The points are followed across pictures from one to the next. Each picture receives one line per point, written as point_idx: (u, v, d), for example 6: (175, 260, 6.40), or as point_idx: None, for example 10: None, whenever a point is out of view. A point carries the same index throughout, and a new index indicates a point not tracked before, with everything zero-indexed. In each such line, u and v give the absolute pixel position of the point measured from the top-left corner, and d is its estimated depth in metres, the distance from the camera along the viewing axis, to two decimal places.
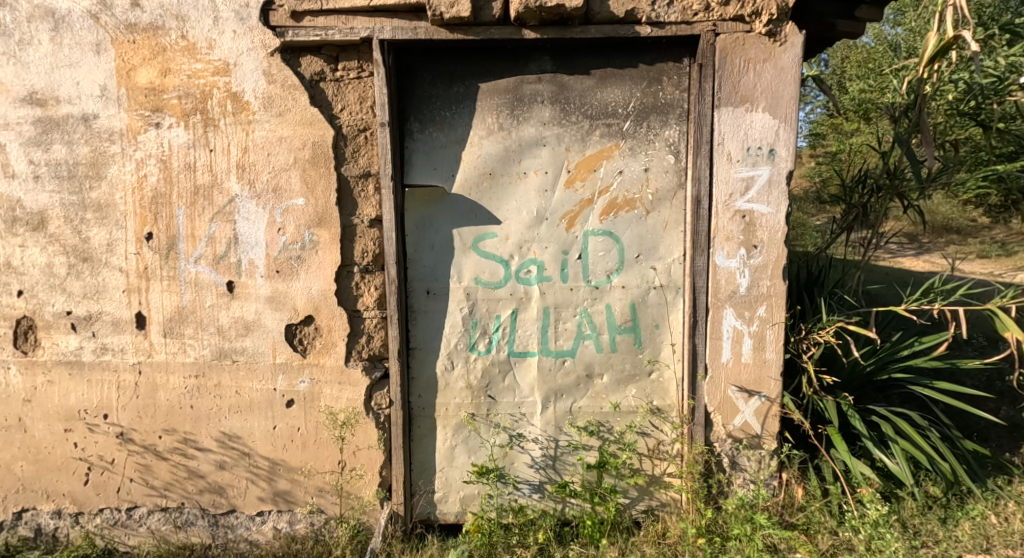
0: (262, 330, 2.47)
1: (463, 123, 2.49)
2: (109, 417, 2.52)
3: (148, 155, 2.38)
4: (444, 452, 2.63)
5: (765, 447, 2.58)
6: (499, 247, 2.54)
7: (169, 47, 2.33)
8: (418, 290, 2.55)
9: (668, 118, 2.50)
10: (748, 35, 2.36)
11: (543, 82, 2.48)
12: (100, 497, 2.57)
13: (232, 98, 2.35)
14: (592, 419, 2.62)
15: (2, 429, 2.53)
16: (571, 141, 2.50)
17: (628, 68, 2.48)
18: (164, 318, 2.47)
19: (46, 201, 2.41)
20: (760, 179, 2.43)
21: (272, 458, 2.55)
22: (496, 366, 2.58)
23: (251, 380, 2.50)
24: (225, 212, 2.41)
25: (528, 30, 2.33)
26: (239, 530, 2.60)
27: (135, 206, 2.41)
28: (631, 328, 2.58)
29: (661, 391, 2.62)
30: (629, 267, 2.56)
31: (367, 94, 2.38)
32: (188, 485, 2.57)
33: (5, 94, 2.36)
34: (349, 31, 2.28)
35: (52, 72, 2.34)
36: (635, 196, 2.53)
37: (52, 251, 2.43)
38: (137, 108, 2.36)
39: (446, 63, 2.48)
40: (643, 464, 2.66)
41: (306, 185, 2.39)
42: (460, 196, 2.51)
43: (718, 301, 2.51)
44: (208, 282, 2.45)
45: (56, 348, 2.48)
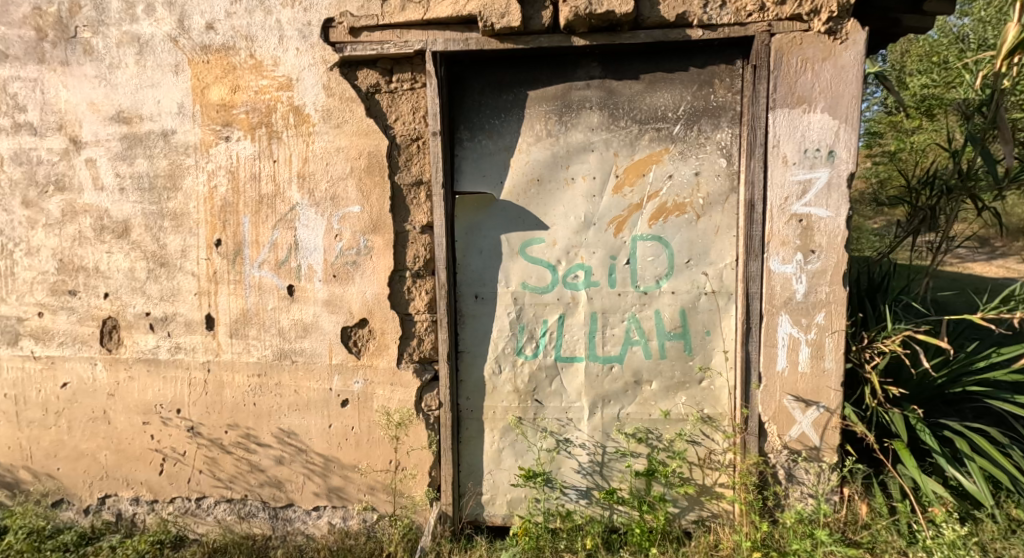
0: (320, 332, 2.59)
1: (512, 130, 2.53)
2: (181, 411, 2.69)
3: (218, 167, 2.54)
4: (492, 455, 2.67)
5: (825, 460, 2.49)
6: (546, 252, 2.56)
7: (239, 66, 2.48)
8: (466, 294, 2.61)
9: (720, 121, 2.46)
10: (805, 34, 2.30)
11: (592, 88, 2.50)
12: (173, 486, 2.75)
13: (294, 112, 2.48)
14: (640, 425, 2.60)
15: (88, 420, 2.74)
16: (619, 146, 2.50)
17: (678, 72, 2.46)
18: (231, 319, 2.62)
19: (130, 211, 2.61)
20: (819, 182, 2.36)
21: (327, 455, 2.66)
22: (544, 370, 2.60)
23: (309, 379, 2.62)
24: (286, 219, 2.54)
25: (577, 37, 2.35)
26: (297, 524, 2.72)
27: (206, 214, 2.57)
28: (681, 334, 2.55)
29: (712, 399, 2.57)
30: (678, 272, 2.52)
31: (420, 105, 2.46)
32: (250, 478, 2.71)
33: (96, 113, 2.57)
34: (403, 45, 2.38)
35: (136, 92, 2.54)
36: (685, 200, 2.50)
37: (134, 257, 2.63)
38: (209, 123, 2.53)
39: (496, 72, 2.53)
40: (694, 473, 2.61)
41: (362, 193, 2.50)
42: (509, 202, 2.55)
43: (773, 307, 2.44)
44: (271, 286, 2.58)
45: (136, 346, 2.68)
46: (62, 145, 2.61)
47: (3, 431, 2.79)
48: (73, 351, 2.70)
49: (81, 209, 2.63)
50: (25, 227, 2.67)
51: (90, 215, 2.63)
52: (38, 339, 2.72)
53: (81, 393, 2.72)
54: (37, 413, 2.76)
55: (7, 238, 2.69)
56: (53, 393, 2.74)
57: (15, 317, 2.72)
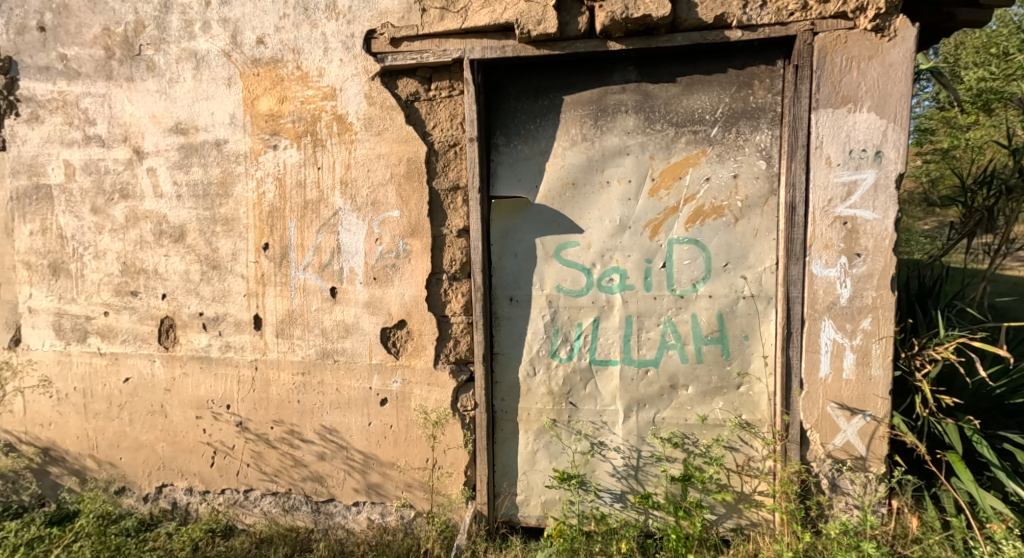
0: (361, 332, 2.67)
1: (547, 135, 2.57)
2: (230, 407, 2.82)
3: (266, 174, 2.66)
4: (527, 456, 2.70)
5: (872, 470, 2.41)
6: (581, 255, 2.57)
7: (286, 77, 2.60)
8: (501, 297, 2.65)
9: (759, 123, 2.43)
10: (850, 32, 2.25)
11: (628, 92, 2.50)
12: (223, 478, 2.88)
13: (338, 120, 2.58)
14: (676, 430, 2.58)
15: (147, 414, 2.90)
16: (656, 149, 2.50)
17: (716, 74, 2.44)
18: (277, 319, 2.73)
19: (185, 216, 2.76)
20: (865, 183, 2.30)
21: (367, 452, 2.74)
22: (578, 373, 2.61)
23: (350, 378, 2.71)
24: (329, 224, 2.64)
25: (613, 42, 2.37)
26: (338, 518, 2.81)
27: (255, 219, 2.70)
28: (718, 338, 2.52)
29: (751, 405, 2.53)
30: (716, 275, 2.50)
31: (458, 112, 2.53)
32: (294, 472, 2.82)
33: (157, 125, 2.73)
34: (442, 53, 2.45)
35: (193, 105, 2.69)
36: (723, 203, 2.47)
37: (190, 259, 2.78)
38: (259, 132, 2.65)
39: (532, 78, 2.57)
40: (732, 480, 2.58)
41: (401, 198, 2.57)
42: (544, 206, 2.58)
43: (815, 312, 2.39)
44: (314, 288, 2.68)
45: (190, 344, 2.82)
46: (126, 155, 2.78)
47: (71, 422, 2.97)
48: (135, 348, 2.87)
49: (143, 215, 2.80)
50: (93, 232, 2.84)
51: (150, 221, 2.79)
52: (104, 337, 2.89)
53: (141, 387, 2.89)
54: (102, 406, 2.93)
55: (77, 242, 2.86)
56: (116, 387, 2.91)
57: (83, 316, 2.89)
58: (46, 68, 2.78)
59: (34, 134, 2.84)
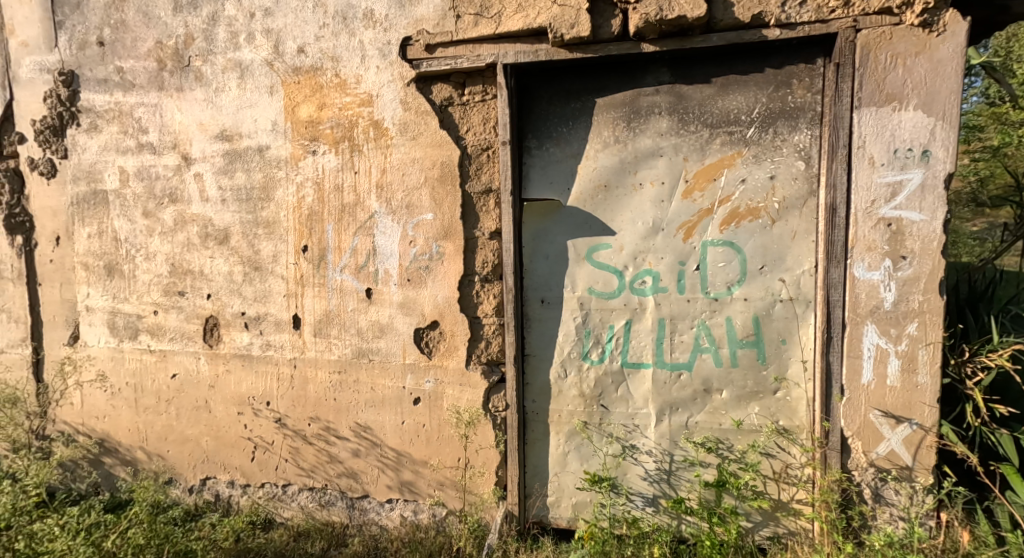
0: (395, 332, 2.73)
1: (579, 137, 2.57)
2: (270, 404, 2.92)
3: (306, 179, 2.75)
4: (558, 458, 2.70)
5: (918, 481, 2.32)
6: (613, 257, 2.57)
7: (325, 85, 2.68)
8: (533, 299, 2.66)
9: (797, 123, 2.38)
10: (896, 28, 2.18)
11: (661, 93, 2.49)
12: (263, 472, 2.98)
13: (374, 126, 2.65)
14: (710, 435, 2.54)
15: (193, 409, 3.02)
16: (689, 151, 2.47)
17: (752, 73, 2.41)
18: (315, 319, 2.81)
19: (230, 220, 2.86)
20: (911, 183, 2.23)
21: (400, 450, 2.79)
22: (610, 376, 2.60)
23: (385, 378, 2.76)
24: (366, 226, 2.71)
25: (647, 43, 2.36)
26: (372, 514, 2.87)
27: (295, 222, 2.79)
28: (754, 342, 2.47)
29: (788, 410, 2.48)
30: (752, 278, 2.46)
31: (491, 116, 2.56)
32: (330, 469, 2.89)
33: (204, 132, 2.85)
34: (476, 59, 2.49)
35: (238, 112, 2.80)
36: (759, 204, 2.43)
37: (233, 261, 2.88)
38: (299, 138, 2.74)
39: (565, 81, 2.58)
40: (768, 487, 2.52)
41: (435, 201, 2.62)
42: (576, 208, 2.58)
43: (857, 316, 2.33)
44: (351, 289, 2.75)
45: (233, 343, 2.93)
46: (175, 162, 2.91)
47: (123, 415, 3.12)
48: (182, 346, 2.99)
49: (190, 218, 2.91)
50: (144, 235, 2.98)
51: (196, 224, 2.91)
52: (153, 335, 3.03)
53: (187, 383, 3.01)
54: (151, 400, 3.07)
55: (130, 244, 3.01)
56: (164, 383, 3.04)
57: (135, 315, 3.04)
58: (104, 81, 2.95)
59: (93, 143, 3.00)
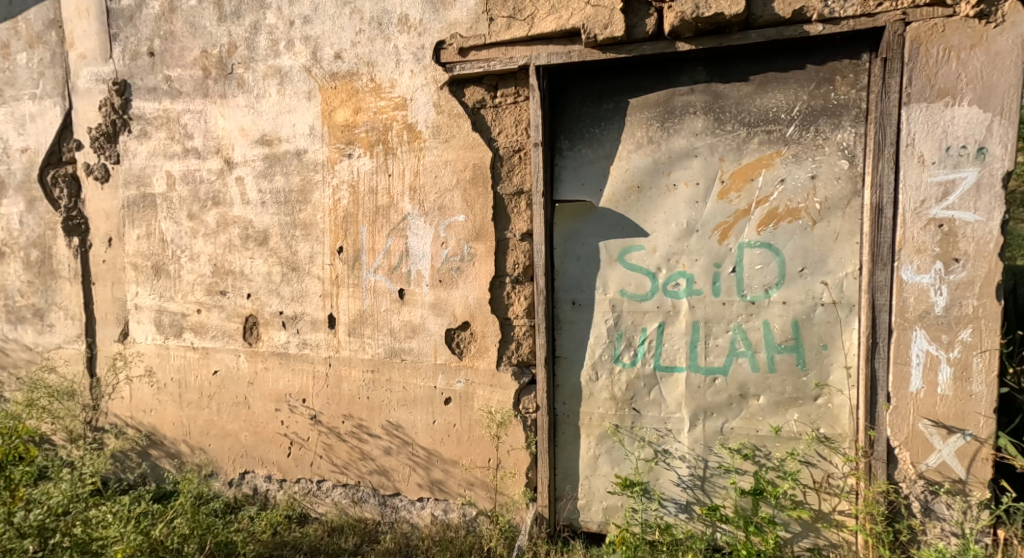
0: (426, 333, 2.76)
1: (612, 138, 2.55)
2: (306, 401, 2.99)
3: (342, 181, 2.81)
4: (589, 461, 2.67)
5: (973, 495, 2.20)
6: (646, 259, 2.53)
7: (361, 89, 2.74)
8: (564, 301, 2.64)
9: (840, 120, 2.30)
10: (949, 20, 2.09)
11: (696, 92, 2.44)
12: (298, 468, 3.06)
13: (408, 129, 2.69)
14: (746, 441, 2.48)
15: (233, 404, 3.12)
16: (726, 150, 2.42)
17: (793, 70, 2.34)
18: (350, 319, 2.87)
19: (269, 222, 2.95)
20: (965, 182, 2.12)
21: (431, 449, 2.82)
22: (642, 379, 2.57)
23: (416, 378, 2.80)
24: (399, 228, 2.75)
25: (682, 42, 2.33)
26: (403, 512, 2.91)
27: (331, 223, 2.85)
28: (793, 347, 2.40)
29: (829, 418, 2.39)
30: (791, 281, 2.38)
31: (523, 117, 2.57)
32: (363, 466, 2.94)
33: (245, 137, 2.95)
34: (508, 61, 2.50)
35: (277, 117, 2.89)
36: (800, 205, 2.36)
37: (272, 262, 2.97)
38: (335, 142, 2.81)
39: (598, 81, 2.56)
40: (808, 497, 2.44)
41: (467, 203, 2.64)
42: (608, 209, 2.56)
43: (905, 321, 2.23)
44: (384, 289, 2.80)
45: (271, 341, 3.02)
46: (218, 166, 3.01)
47: (168, 409, 3.25)
48: (223, 343, 3.10)
49: (232, 221, 3.02)
50: (189, 236, 3.10)
51: (238, 226, 3.01)
52: (196, 333, 3.14)
53: (228, 379, 3.11)
54: (194, 396, 3.18)
55: (175, 246, 3.13)
56: (206, 379, 3.15)
57: (180, 313, 3.16)
58: (153, 89, 3.08)
59: (143, 148, 3.14)
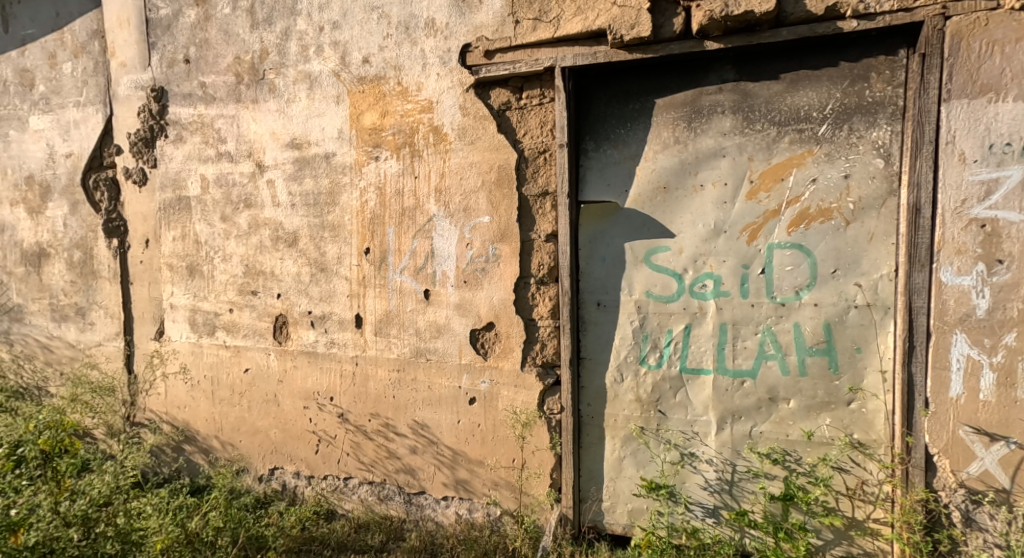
0: (451, 333, 2.78)
1: (638, 138, 2.53)
2: (333, 399, 3.04)
3: (369, 184, 2.85)
4: (613, 463, 2.65)
5: (1018, 506, 2.11)
6: (672, 260, 2.50)
7: (388, 93, 2.78)
8: (589, 302, 2.63)
9: (876, 118, 2.24)
10: (992, 14, 2.02)
11: (725, 92, 2.41)
12: (326, 465, 3.11)
13: (434, 131, 2.72)
14: (776, 445, 2.43)
15: (263, 402, 3.19)
16: (755, 150, 2.38)
17: (825, 68, 2.29)
18: (376, 319, 2.91)
19: (299, 223, 3.02)
20: (1008, 181, 2.05)
21: (455, 448, 2.83)
22: (668, 381, 2.54)
23: (442, 377, 2.82)
24: (425, 229, 2.78)
25: (710, 41, 2.30)
26: (428, 510, 2.93)
27: (358, 225, 2.90)
28: (825, 350, 2.34)
29: (864, 424, 2.32)
30: (823, 282, 2.32)
31: (548, 119, 2.57)
32: (389, 464, 2.97)
33: (276, 141, 3.02)
34: (534, 62, 2.50)
35: (307, 121, 2.95)
36: (832, 205, 2.30)
37: (301, 263, 3.03)
38: (363, 145, 2.85)
39: (623, 82, 2.54)
40: (841, 504, 2.38)
41: (492, 204, 2.65)
42: (634, 210, 2.54)
43: (944, 324, 2.16)
44: (410, 290, 2.83)
45: (300, 340, 3.08)
46: (250, 169, 3.09)
47: (201, 406, 3.34)
48: (254, 342, 3.17)
49: (263, 222, 3.09)
50: (222, 237, 3.19)
51: (268, 228, 3.08)
52: (229, 332, 3.22)
53: (258, 377, 3.18)
54: (226, 393, 3.27)
55: (209, 247, 3.22)
56: (238, 376, 3.23)
57: (213, 312, 3.25)
58: (189, 95, 3.18)
59: (179, 152, 3.24)
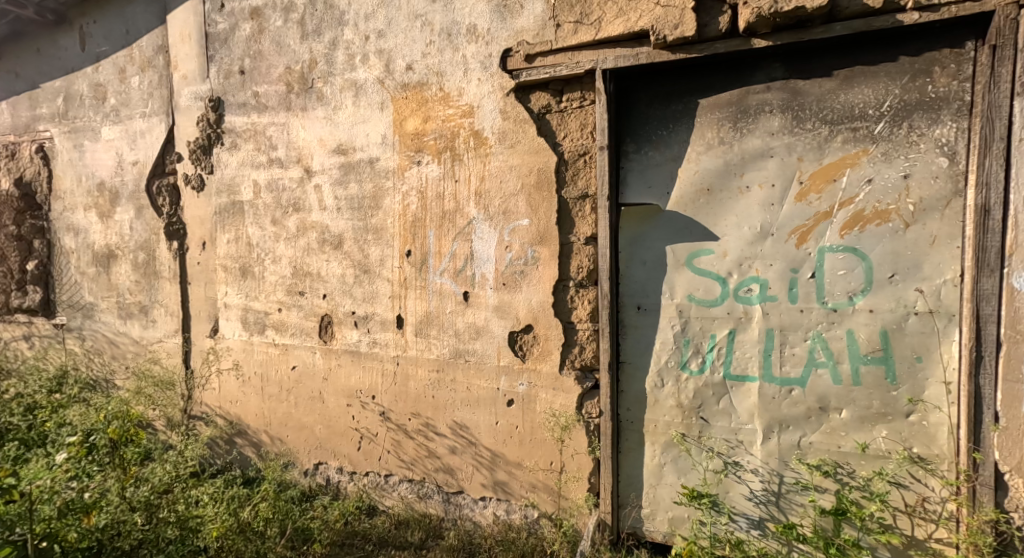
0: (490, 335, 2.80)
1: (681, 140, 2.48)
2: (375, 398, 3.12)
3: (411, 188, 2.92)
4: (653, 469, 2.61)
5: None
6: (716, 264, 2.44)
7: (430, 99, 2.84)
8: (629, 305, 2.60)
9: (939, 115, 2.13)
10: None
11: (773, 90, 2.34)
12: (368, 462, 3.19)
13: (474, 135, 2.76)
14: (827, 457, 2.33)
15: (309, 398, 3.30)
16: (805, 150, 2.30)
17: (883, 63, 2.19)
18: (417, 320, 2.97)
19: (344, 226, 3.11)
20: None
21: (493, 449, 2.85)
22: (711, 388, 2.47)
23: (480, 378, 2.85)
24: (464, 232, 2.82)
25: (758, 39, 2.24)
26: (466, 510, 2.96)
27: (400, 228, 2.97)
28: (881, 358, 2.23)
29: (925, 437, 2.20)
30: (879, 288, 2.22)
31: (588, 121, 2.56)
32: (428, 463, 3.02)
33: (323, 147, 3.13)
34: (575, 65, 2.50)
35: (352, 127, 3.04)
36: (889, 206, 2.19)
37: (345, 264, 3.13)
38: (405, 150, 2.92)
39: (666, 82, 2.50)
40: (899, 521, 2.26)
41: (531, 207, 2.66)
42: (676, 213, 2.49)
43: (1017, 334, 2.03)
44: (449, 292, 2.87)
45: (345, 340, 3.17)
46: (299, 174, 3.21)
47: (252, 401, 3.49)
48: (301, 341, 3.29)
49: (310, 225, 3.20)
50: (272, 240, 3.32)
51: (316, 231, 3.19)
52: (278, 330, 3.36)
53: (305, 375, 3.30)
54: (274, 389, 3.40)
55: (260, 249, 3.37)
56: (285, 374, 3.36)
57: (263, 312, 3.39)
58: (243, 104, 3.34)
59: (233, 159, 3.41)
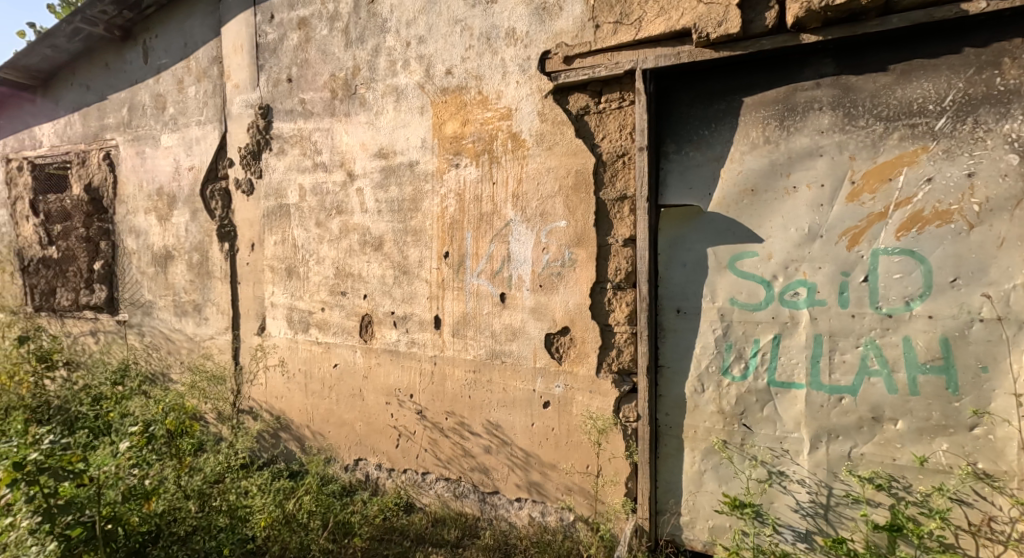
0: (526, 336, 2.80)
1: (724, 139, 2.42)
2: (413, 396, 3.17)
3: (449, 190, 2.96)
4: (693, 476, 2.55)
5: None
6: (760, 266, 2.37)
7: (469, 102, 2.87)
8: (668, 308, 2.55)
9: (1008, 109, 2.00)
10: None
11: (823, 87, 2.25)
12: (405, 459, 3.25)
13: (512, 137, 2.77)
14: (880, 470, 2.22)
15: (350, 395, 3.39)
16: (857, 149, 2.20)
17: (945, 55, 2.07)
18: (454, 321, 3.00)
19: (384, 228, 3.18)
20: None
21: (529, 450, 2.85)
22: (754, 394, 2.40)
23: (516, 380, 2.85)
24: (501, 234, 2.83)
25: (807, 34, 2.16)
26: (501, 510, 2.97)
27: (438, 229, 3.01)
28: (941, 367, 2.11)
29: (990, 452, 2.06)
30: (939, 292, 2.10)
31: (627, 122, 2.54)
32: (464, 462, 3.05)
33: (365, 151, 3.21)
34: (614, 66, 2.47)
35: (393, 132, 3.11)
36: (951, 206, 2.07)
37: (385, 265, 3.20)
38: (444, 152, 2.96)
39: (709, 81, 2.44)
40: (961, 540, 2.13)
41: (568, 209, 2.65)
42: (718, 214, 2.43)
43: None
44: (486, 293, 2.89)
45: (384, 339, 3.24)
46: (342, 178, 3.31)
47: (296, 397, 3.61)
48: (343, 339, 3.38)
49: (352, 227, 3.29)
50: (317, 242, 3.43)
51: (357, 233, 3.28)
52: (321, 329, 3.46)
53: (346, 372, 3.39)
54: (317, 386, 3.51)
55: (305, 250, 3.48)
56: (328, 371, 3.46)
57: (308, 311, 3.51)
58: (291, 111, 3.47)
59: (281, 164, 3.54)
